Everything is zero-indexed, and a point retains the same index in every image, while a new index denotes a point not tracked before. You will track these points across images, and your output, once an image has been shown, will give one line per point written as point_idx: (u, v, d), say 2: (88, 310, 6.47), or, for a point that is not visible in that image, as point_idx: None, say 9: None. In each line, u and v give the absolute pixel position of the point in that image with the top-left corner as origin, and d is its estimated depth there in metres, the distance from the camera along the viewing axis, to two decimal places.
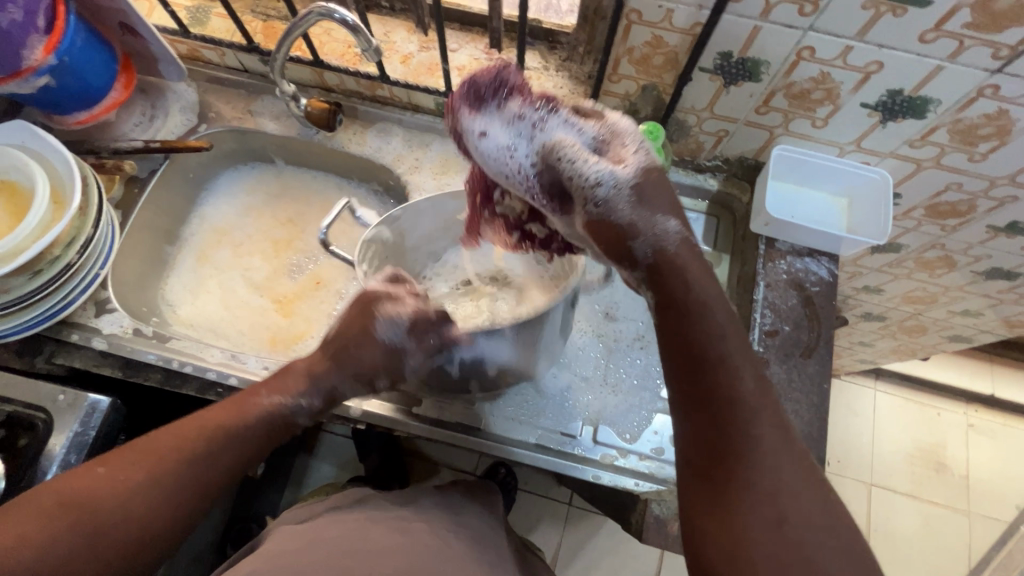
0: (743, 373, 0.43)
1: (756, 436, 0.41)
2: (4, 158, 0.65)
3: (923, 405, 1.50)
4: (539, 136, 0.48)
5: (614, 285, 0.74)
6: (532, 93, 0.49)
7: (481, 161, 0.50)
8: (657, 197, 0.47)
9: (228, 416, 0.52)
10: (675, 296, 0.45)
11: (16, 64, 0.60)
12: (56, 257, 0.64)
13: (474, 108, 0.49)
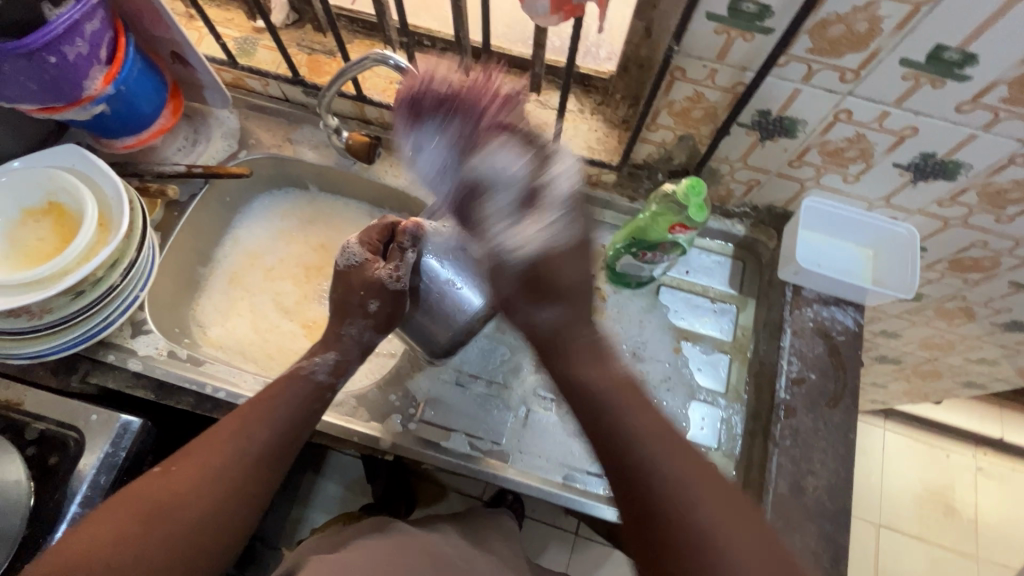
0: (658, 451, 0.48)
1: (687, 496, 0.45)
2: (53, 180, 0.66)
3: (932, 446, 1.50)
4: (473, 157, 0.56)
5: (641, 325, 0.75)
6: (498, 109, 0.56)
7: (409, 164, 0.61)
8: (578, 259, 0.57)
9: (259, 405, 0.58)
10: (590, 399, 0.52)
11: (78, 94, 0.61)
12: (100, 279, 0.65)
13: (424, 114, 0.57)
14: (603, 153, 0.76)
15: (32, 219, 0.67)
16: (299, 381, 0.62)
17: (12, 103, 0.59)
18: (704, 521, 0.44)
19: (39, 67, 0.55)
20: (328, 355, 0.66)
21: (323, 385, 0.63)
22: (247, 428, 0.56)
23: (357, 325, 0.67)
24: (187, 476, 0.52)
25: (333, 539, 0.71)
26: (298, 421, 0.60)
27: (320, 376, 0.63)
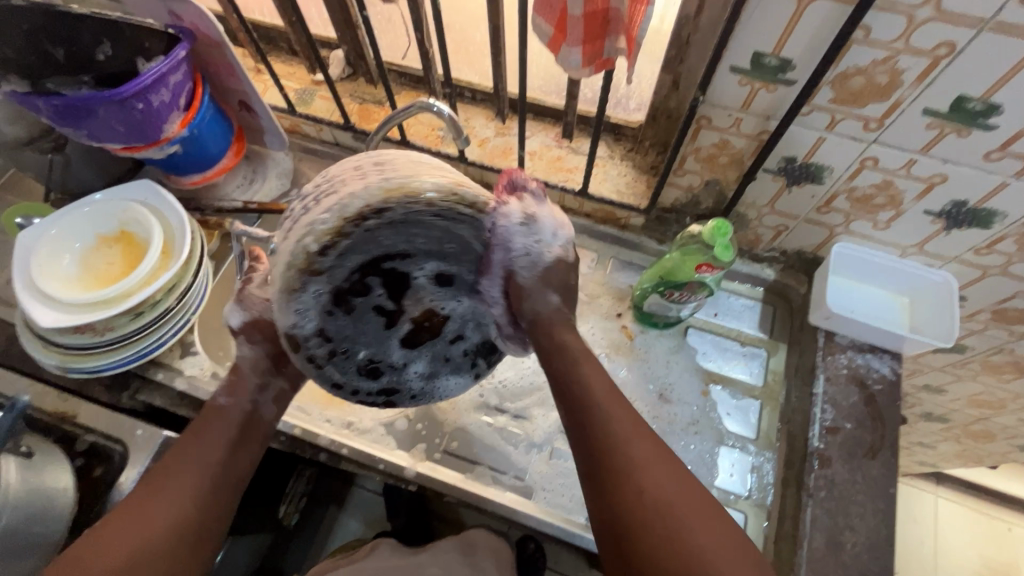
0: (613, 422, 0.45)
1: (632, 463, 0.43)
2: (127, 212, 0.73)
3: (994, 519, 1.37)
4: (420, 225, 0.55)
5: (668, 366, 0.74)
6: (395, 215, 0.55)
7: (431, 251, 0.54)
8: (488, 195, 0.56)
9: (186, 440, 0.54)
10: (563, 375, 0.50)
11: (157, 136, 0.68)
12: (158, 302, 0.70)
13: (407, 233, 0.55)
14: (632, 196, 0.79)
15: (104, 246, 0.74)
16: (212, 417, 0.56)
17: (101, 143, 0.67)
18: (624, 452, 0.44)
19: (127, 112, 0.63)
20: (222, 397, 0.58)
21: (248, 417, 0.58)
22: (162, 493, 0.49)
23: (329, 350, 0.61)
24: (105, 538, 0.46)
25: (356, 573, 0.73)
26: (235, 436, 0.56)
27: (220, 401, 0.58)
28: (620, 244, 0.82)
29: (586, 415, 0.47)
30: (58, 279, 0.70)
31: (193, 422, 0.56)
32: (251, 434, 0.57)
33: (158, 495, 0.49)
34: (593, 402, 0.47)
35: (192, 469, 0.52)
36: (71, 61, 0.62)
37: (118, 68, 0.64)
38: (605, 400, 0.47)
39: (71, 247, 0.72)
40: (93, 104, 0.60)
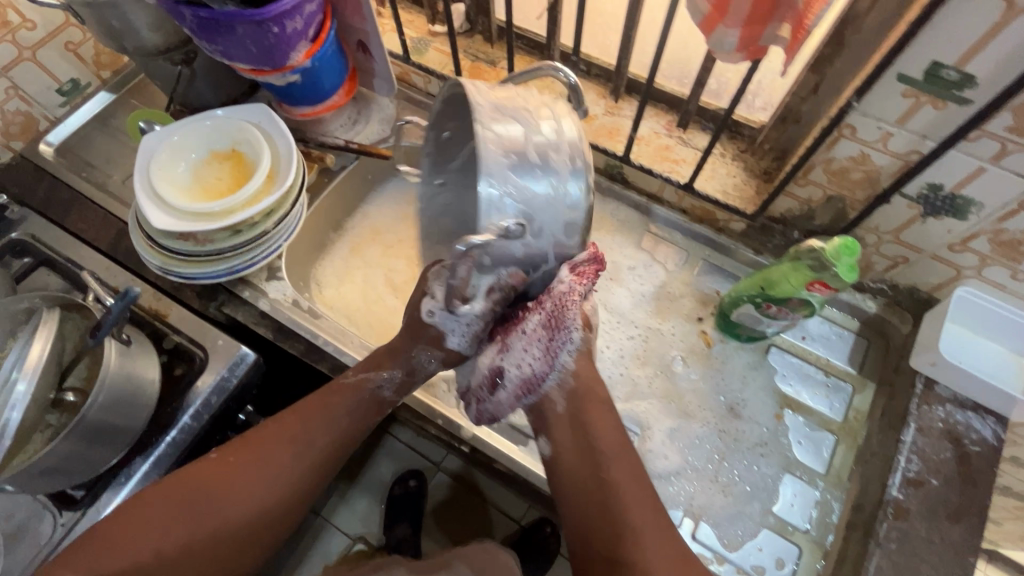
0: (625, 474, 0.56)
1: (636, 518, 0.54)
2: (240, 132, 0.76)
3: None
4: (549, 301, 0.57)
5: (744, 382, 0.71)
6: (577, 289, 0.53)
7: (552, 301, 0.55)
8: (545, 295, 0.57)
9: (317, 404, 0.63)
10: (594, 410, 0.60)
11: (283, 62, 0.70)
12: (256, 224, 0.72)
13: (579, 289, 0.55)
14: (738, 199, 0.75)
15: (216, 161, 0.77)
16: (349, 393, 0.64)
17: (230, 60, 0.69)
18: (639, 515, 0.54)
19: (264, 34, 0.64)
20: (395, 372, 0.65)
21: (382, 400, 0.66)
22: (280, 456, 0.60)
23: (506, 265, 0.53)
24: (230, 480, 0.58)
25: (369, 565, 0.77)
26: (350, 430, 0.64)
27: (379, 390, 0.65)
28: (714, 247, 0.79)
29: (608, 469, 0.57)
30: (173, 185, 0.73)
31: (335, 386, 0.65)
32: (373, 411, 0.66)
33: (273, 458, 0.60)
34: (609, 443, 0.58)
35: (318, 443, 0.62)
36: None
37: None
38: (619, 455, 0.57)
39: (188, 157, 0.76)
40: (234, 20, 0.62)
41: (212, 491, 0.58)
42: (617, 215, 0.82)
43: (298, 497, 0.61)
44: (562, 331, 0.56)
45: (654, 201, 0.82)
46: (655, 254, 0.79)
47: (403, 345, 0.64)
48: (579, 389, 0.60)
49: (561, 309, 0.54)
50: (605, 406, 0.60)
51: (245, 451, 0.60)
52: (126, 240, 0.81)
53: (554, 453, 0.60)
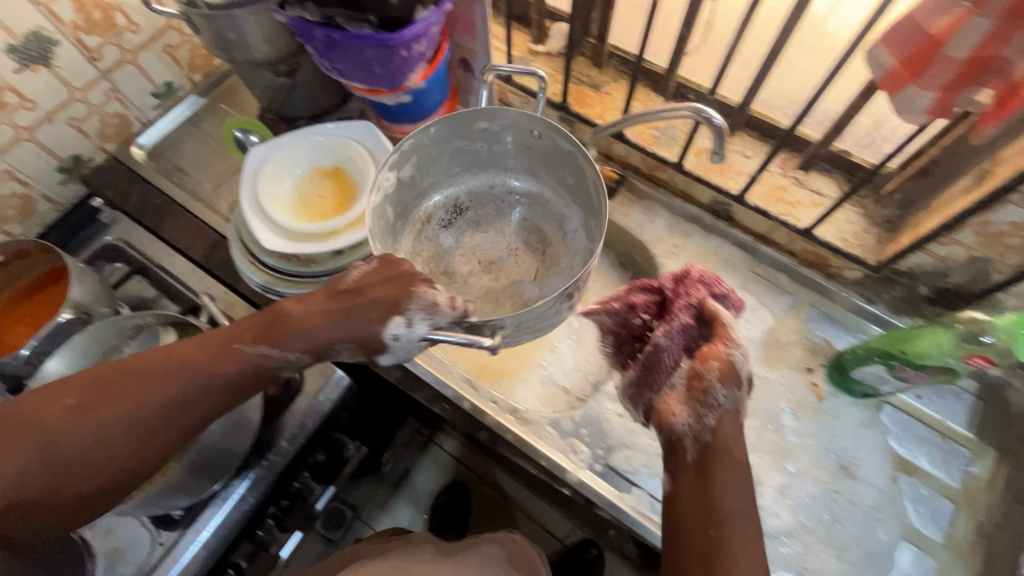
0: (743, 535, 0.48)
1: None
2: (344, 149, 0.74)
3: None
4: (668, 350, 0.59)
5: (857, 440, 0.68)
6: (682, 336, 0.59)
7: (659, 360, 0.59)
8: (658, 373, 0.59)
9: (204, 355, 0.52)
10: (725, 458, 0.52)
11: (401, 84, 0.68)
12: (360, 247, 0.71)
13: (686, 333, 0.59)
14: (858, 247, 0.72)
15: (318, 177, 0.75)
16: (239, 354, 0.52)
17: (348, 80, 0.67)
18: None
19: (391, 57, 0.62)
20: (302, 355, 0.53)
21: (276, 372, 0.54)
22: (141, 407, 0.49)
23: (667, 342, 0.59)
24: (84, 426, 0.48)
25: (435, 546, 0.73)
26: (228, 398, 0.52)
27: (283, 371, 0.54)
28: (823, 293, 0.76)
29: (721, 522, 0.48)
30: (279, 203, 0.72)
31: (227, 336, 0.53)
32: (259, 383, 0.54)
33: (124, 404, 0.49)
34: (726, 491, 0.50)
35: (199, 410, 0.51)
36: None
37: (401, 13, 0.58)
38: (745, 514, 0.49)
39: (291, 174, 0.74)
40: (365, 43, 0.59)
41: (39, 427, 0.47)
42: (721, 253, 0.79)
43: (142, 463, 0.50)
44: (665, 377, 0.59)
45: (761, 240, 0.79)
46: (762, 297, 0.77)
47: (323, 320, 0.52)
48: (716, 443, 0.52)
49: (654, 362, 0.60)
50: (737, 466, 0.51)
51: (92, 386, 0.49)
52: (220, 251, 0.80)
53: (673, 493, 0.53)
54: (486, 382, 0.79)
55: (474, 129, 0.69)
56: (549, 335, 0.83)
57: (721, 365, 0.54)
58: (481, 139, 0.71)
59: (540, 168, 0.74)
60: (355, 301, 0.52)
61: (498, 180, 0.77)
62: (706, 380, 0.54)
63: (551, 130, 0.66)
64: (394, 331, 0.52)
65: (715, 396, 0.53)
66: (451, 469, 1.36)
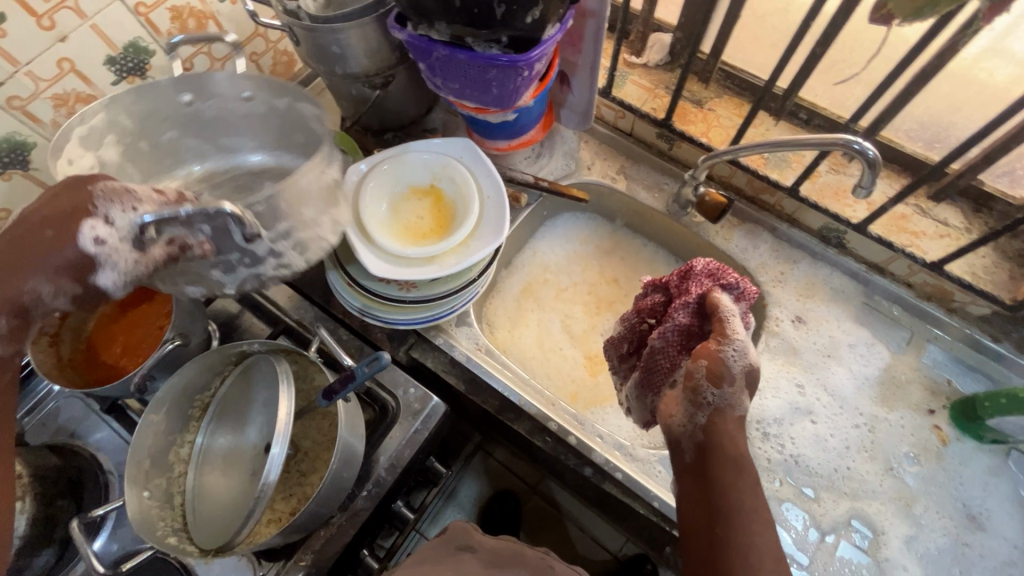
0: (753, 519, 0.47)
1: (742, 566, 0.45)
2: (443, 169, 0.72)
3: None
4: (673, 348, 0.58)
5: (986, 489, 0.65)
6: (672, 333, 0.57)
7: (655, 355, 0.58)
8: (656, 375, 0.59)
9: None
10: (726, 447, 0.50)
11: (512, 103, 0.65)
12: (463, 272, 0.69)
13: (683, 329, 0.57)
14: (988, 283, 0.68)
15: (415, 196, 0.73)
16: None
17: (459, 97, 0.64)
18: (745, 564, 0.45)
19: (511, 78, 0.59)
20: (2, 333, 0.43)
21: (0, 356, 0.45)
22: None
23: (664, 336, 0.58)
24: None
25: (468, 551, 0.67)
26: None
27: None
28: (942, 328, 0.72)
29: (719, 505, 0.48)
30: (378, 224, 0.69)
31: None
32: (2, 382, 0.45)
33: None
34: (723, 472, 0.49)
35: None
36: (503, 21, 0.52)
37: (529, 33, 0.55)
38: (749, 508, 0.48)
39: (387, 194, 0.72)
40: (488, 63, 0.57)
41: None
42: (830, 282, 0.75)
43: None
44: (665, 377, 0.58)
45: (874, 269, 0.74)
46: (876, 331, 0.72)
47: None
48: (709, 439, 0.51)
49: (657, 364, 0.59)
50: (740, 459, 0.50)
51: None
52: (308, 269, 0.78)
53: (679, 495, 0.53)
54: (579, 409, 0.77)
55: (179, 104, 0.63)
56: None
57: (710, 363, 0.52)
58: (200, 126, 0.66)
59: (292, 142, 0.67)
60: (21, 236, 0.43)
61: (235, 163, 0.70)
62: (698, 380, 0.52)
63: (294, 93, 0.61)
64: (93, 236, 0.42)
65: (703, 395, 0.52)
66: (507, 480, 1.27)
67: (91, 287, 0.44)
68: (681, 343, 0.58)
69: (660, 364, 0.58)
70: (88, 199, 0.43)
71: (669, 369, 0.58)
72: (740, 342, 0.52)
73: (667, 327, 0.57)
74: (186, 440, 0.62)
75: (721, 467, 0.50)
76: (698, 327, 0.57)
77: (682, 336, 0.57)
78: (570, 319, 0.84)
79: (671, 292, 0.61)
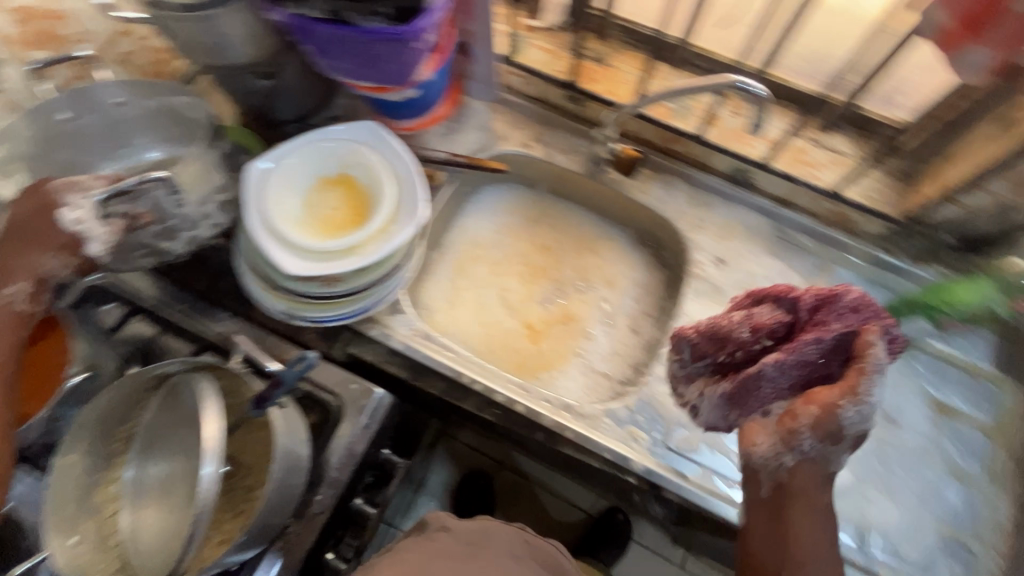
0: None
1: None
2: (352, 155, 0.69)
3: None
4: (782, 374, 0.54)
5: (896, 389, 0.71)
6: (795, 371, 0.54)
7: (750, 382, 0.55)
8: (748, 400, 0.57)
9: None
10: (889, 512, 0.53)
11: (410, 78, 0.63)
12: (387, 260, 0.67)
13: (801, 362, 0.54)
14: (879, 203, 0.73)
15: (326, 187, 0.70)
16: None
17: (354, 78, 0.62)
18: None
19: (402, 51, 0.57)
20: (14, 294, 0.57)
21: (22, 314, 0.57)
22: None
23: (778, 368, 0.54)
24: None
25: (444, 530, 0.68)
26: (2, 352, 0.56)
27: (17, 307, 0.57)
28: (847, 251, 0.76)
29: (782, 550, 0.54)
30: (291, 222, 0.66)
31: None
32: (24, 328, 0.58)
33: None
34: None
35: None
36: None
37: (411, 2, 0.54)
38: (823, 555, 0.53)
39: (297, 188, 0.68)
40: (376, 38, 0.54)
41: None
42: (744, 221, 0.79)
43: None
44: (761, 401, 0.56)
45: (782, 203, 0.78)
46: (789, 262, 0.77)
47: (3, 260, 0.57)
48: (794, 482, 0.54)
49: (755, 388, 0.55)
50: (815, 507, 0.54)
51: None
52: (225, 279, 0.73)
53: (746, 524, 0.58)
54: (527, 378, 0.78)
55: (55, 121, 0.66)
56: (582, 322, 0.82)
57: (821, 412, 0.51)
58: (75, 145, 0.69)
59: (177, 134, 0.71)
60: (20, 226, 0.57)
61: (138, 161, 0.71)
62: (800, 423, 0.52)
63: (170, 89, 0.69)
64: (74, 218, 0.57)
65: (800, 440, 0.52)
66: (470, 460, 1.28)
67: (85, 257, 0.59)
68: (801, 380, 0.55)
69: (767, 393, 0.55)
70: (58, 195, 0.57)
71: (779, 396, 0.55)
72: (866, 405, 0.50)
73: (784, 360, 0.53)
74: (114, 476, 0.58)
75: (799, 519, 0.53)
76: (835, 355, 0.53)
77: (811, 377, 0.55)
78: (506, 292, 0.84)
79: (798, 315, 0.56)
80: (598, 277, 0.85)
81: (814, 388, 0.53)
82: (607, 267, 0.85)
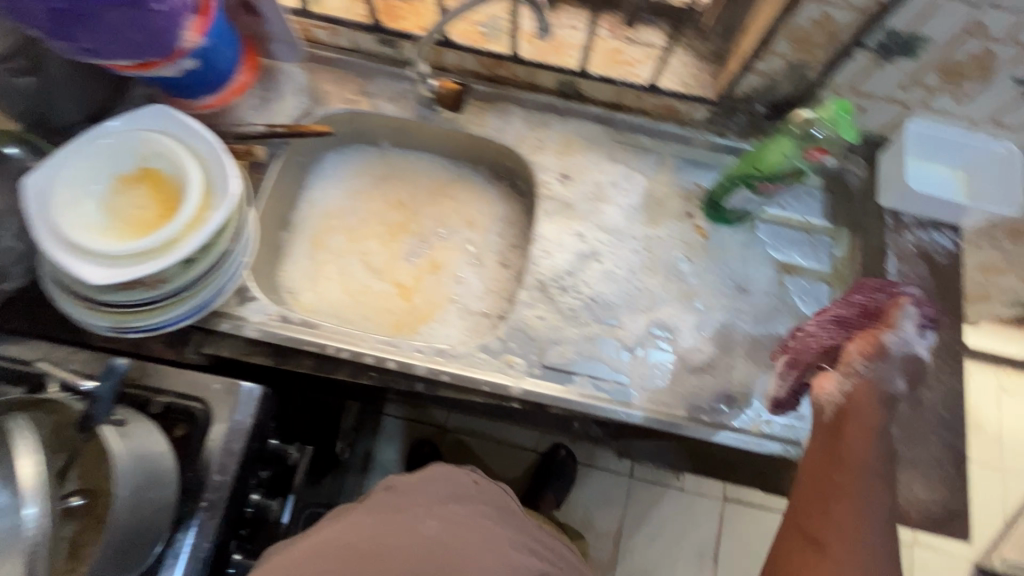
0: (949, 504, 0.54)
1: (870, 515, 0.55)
2: (145, 145, 0.64)
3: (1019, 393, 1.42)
4: (824, 327, 0.63)
5: (744, 260, 0.75)
6: (851, 319, 0.62)
7: (824, 340, 0.62)
8: (804, 351, 0.64)
9: None
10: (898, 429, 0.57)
11: (174, 47, 0.58)
12: (211, 246, 0.63)
13: (848, 314, 0.62)
14: (696, 87, 0.75)
15: (127, 187, 0.64)
16: None
17: (106, 60, 0.55)
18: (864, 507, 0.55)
19: (143, 15, 0.52)
20: None
21: None
22: None
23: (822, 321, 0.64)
24: None
25: (389, 487, 0.68)
26: None
27: None
28: (681, 141, 0.78)
29: (839, 460, 0.57)
30: (87, 228, 0.60)
31: None
32: None
33: None
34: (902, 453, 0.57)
35: None
36: None
37: None
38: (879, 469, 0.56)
39: (89, 193, 0.62)
40: (102, 4, 0.49)
41: None
42: (582, 133, 0.79)
43: None
44: (819, 359, 0.62)
45: (613, 108, 0.80)
46: (631, 164, 0.78)
47: None
48: (853, 405, 0.58)
49: (815, 342, 0.63)
50: (871, 432, 0.57)
51: None
52: (46, 310, 0.67)
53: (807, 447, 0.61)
54: (406, 336, 0.77)
55: None
56: (450, 268, 0.82)
57: (865, 345, 0.59)
58: None
59: None
60: None
61: None
62: (849, 356, 0.60)
63: None
64: None
65: (854, 365, 0.58)
66: (409, 432, 1.30)
67: None
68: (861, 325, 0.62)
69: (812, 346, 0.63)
70: None
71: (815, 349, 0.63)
72: (901, 333, 0.58)
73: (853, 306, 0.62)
74: None
75: (855, 439, 0.56)
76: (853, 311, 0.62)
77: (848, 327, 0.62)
78: (370, 256, 0.82)
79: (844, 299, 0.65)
80: (458, 221, 0.85)
81: (851, 335, 0.61)
82: (465, 209, 0.85)
